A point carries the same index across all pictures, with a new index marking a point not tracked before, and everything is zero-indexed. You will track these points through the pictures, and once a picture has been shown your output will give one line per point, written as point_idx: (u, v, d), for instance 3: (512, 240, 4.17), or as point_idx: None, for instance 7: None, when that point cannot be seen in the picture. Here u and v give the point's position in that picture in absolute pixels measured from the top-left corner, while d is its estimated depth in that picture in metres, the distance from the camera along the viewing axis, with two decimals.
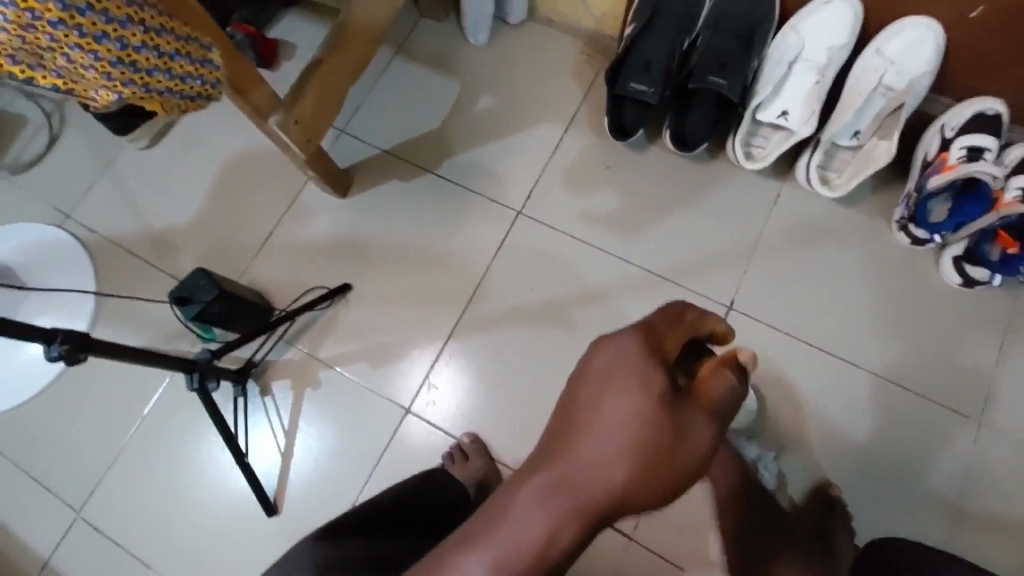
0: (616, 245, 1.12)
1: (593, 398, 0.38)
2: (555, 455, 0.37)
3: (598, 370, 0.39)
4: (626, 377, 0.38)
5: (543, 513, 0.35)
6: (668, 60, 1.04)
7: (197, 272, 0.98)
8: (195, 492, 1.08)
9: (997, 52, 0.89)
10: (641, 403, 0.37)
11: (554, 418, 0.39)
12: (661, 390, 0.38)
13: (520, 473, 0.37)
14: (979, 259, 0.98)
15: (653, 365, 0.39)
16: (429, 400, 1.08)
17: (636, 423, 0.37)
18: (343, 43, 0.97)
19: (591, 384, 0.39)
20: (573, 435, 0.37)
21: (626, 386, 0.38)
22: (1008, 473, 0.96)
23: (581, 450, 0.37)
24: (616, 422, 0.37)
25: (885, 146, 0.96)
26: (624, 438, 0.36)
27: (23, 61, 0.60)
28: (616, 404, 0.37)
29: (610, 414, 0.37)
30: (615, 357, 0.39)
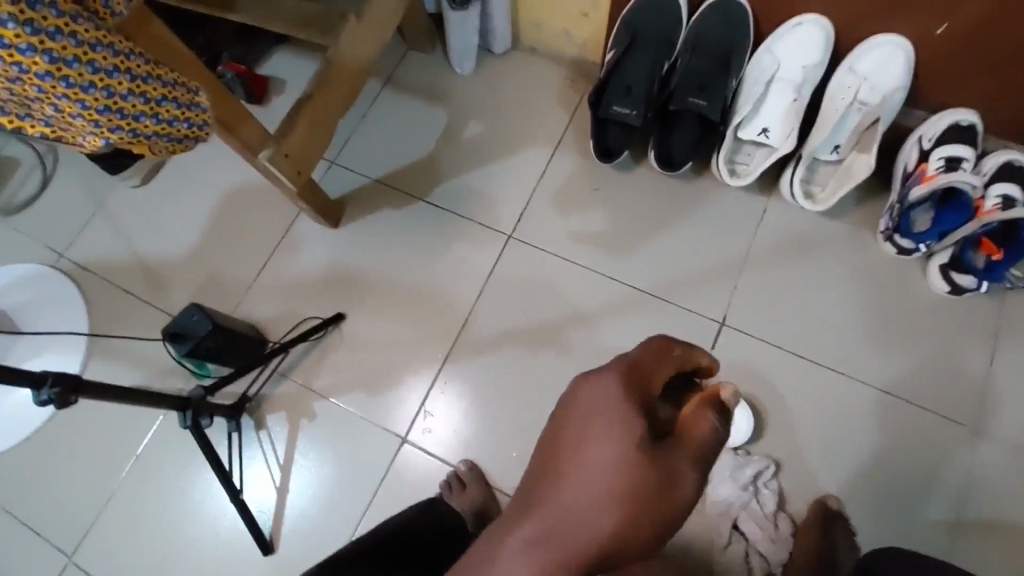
0: (607, 264, 1.13)
1: (579, 443, 0.43)
2: (545, 501, 0.42)
3: (582, 417, 0.44)
4: (606, 422, 0.43)
5: (533, 558, 0.39)
6: (650, 84, 1.06)
7: (190, 308, 0.98)
8: (189, 530, 1.06)
9: (968, 66, 0.92)
10: (622, 447, 0.42)
11: (545, 464, 0.44)
12: (639, 432, 0.43)
13: (517, 519, 0.42)
14: (965, 267, 0.99)
15: (634, 409, 0.44)
16: (426, 428, 1.07)
17: (618, 467, 0.41)
18: (330, 78, 0.98)
19: (576, 430, 0.44)
20: (559, 479, 0.42)
21: (608, 430, 0.43)
22: (1009, 479, 0.95)
23: (567, 492, 0.41)
24: (598, 466, 0.41)
25: (864, 159, 0.99)
26: (607, 481, 0.41)
27: (13, 111, 0.62)
28: (598, 450, 0.42)
29: (593, 460, 0.42)
30: (598, 403, 0.44)
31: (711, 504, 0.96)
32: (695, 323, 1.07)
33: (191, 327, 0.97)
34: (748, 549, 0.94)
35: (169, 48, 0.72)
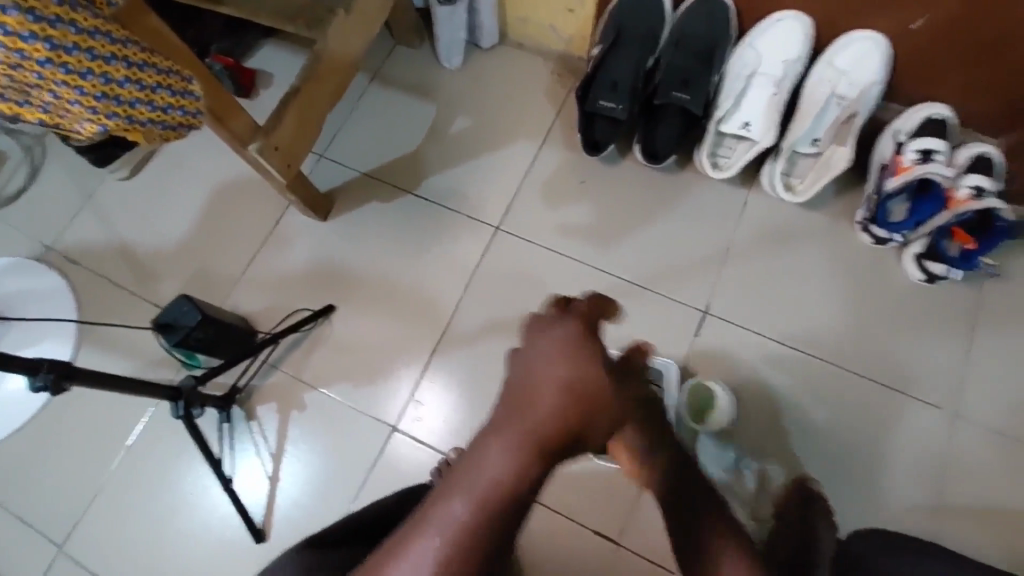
0: (593, 255, 1.15)
1: (547, 372, 0.51)
2: (520, 416, 0.51)
3: (550, 351, 0.52)
4: (561, 352, 0.52)
5: (511, 456, 0.49)
6: (635, 79, 1.08)
7: (180, 299, 0.99)
8: (181, 520, 1.07)
9: (942, 62, 0.95)
10: (576, 371, 0.51)
11: (511, 390, 0.53)
12: (589, 359, 0.52)
13: (496, 430, 0.51)
14: (939, 255, 1.02)
15: (583, 342, 0.53)
16: (415, 417, 1.09)
17: (579, 388, 0.51)
18: (319, 73, 0.99)
19: (537, 360, 0.53)
20: (533, 398, 0.51)
21: (563, 358, 0.52)
22: (979, 460, 0.99)
23: (533, 408, 0.51)
24: (558, 386, 0.51)
25: (841, 151, 1.01)
26: (571, 399, 0.51)
27: (11, 99, 0.62)
28: (556, 373, 0.51)
29: (553, 382, 0.51)
30: (553, 338, 0.53)
31: None
32: (679, 312, 1.10)
33: (181, 317, 0.97)
34: None
35: (167, 47, 0.72)
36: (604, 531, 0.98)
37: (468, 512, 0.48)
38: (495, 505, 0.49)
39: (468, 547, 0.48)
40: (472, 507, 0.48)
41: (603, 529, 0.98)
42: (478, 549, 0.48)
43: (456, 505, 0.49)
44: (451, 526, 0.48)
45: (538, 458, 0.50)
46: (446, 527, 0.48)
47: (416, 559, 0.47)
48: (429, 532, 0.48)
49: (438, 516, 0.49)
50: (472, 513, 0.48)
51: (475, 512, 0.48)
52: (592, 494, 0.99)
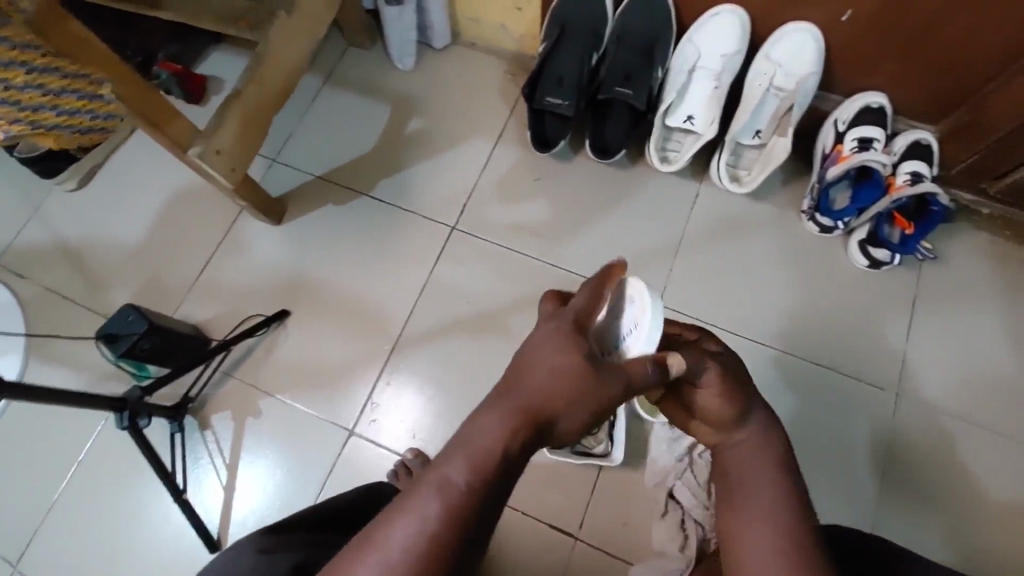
0: (547, 251, 1.15)
1: (540, 352, 0.52)
2: (515, 391, 0.51)
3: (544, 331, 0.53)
4: (558, 329, 0.53)
5: (508, 424, 0.49)
6: (580, 75, 1.09)
7: (125, 309, 0.97)
8: (135, 533, 1.05)
9: (875, 54, 0.97)
10: (573, 346, 0.52)
11: (509, 366, 0.53)
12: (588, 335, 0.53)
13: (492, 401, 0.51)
14: (881, 241, 1.05)
15: (581, 321, 0.54)
16: (372, 419, 1.08)
17: (572, 369, 0.51)
18: (260, 75, 0.98)
19: (534, 339, 0.53)
20: (527, 374, 0.51)
21: (560, 334, 0.52)
22: (926, 439, 1.01)
23: (531, 382, 0.51)
24: (554, 361, 0.51)
25: (783, 142, 1.03)
26: (561, 380, 0.51)
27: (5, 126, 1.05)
28: (552, 349, 0.52)
29: (551, 354, 0.51)
30: (551, 318, 0.54)
31: (647, 475, 0.97)
32: None
33: (127, 327, 0.96)
34: (684, 517, 0.91)
35: (89, 55, 0.75)
36: (563, 525, 0.98)
37: (461, 475, 0.47)
38: (493, 470, 0.48)
39: (464, 511, 0.47)
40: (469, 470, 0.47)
41: (561, 524, 0.98)
42: (473, 513, 0.47)
43: (453, 467, 0.48)
44: (446, 487, 0.47)
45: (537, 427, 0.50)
46: (443, 489, 0.47)
47: (410, 518, 0.46)
48: (425, 494, 0.47)
49: (434, 477, 0.48)
50: (470, 475, 0.47)
51: (472, 476, 0.47)
52: (548, 489, 1.00)
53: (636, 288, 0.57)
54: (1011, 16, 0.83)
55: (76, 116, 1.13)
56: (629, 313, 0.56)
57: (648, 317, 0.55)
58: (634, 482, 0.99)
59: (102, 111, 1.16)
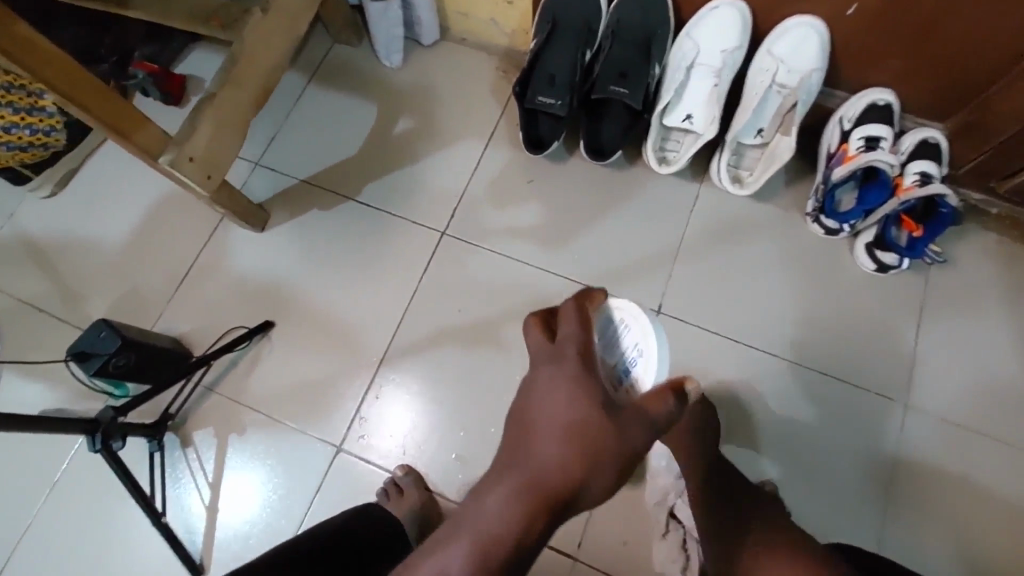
0: (541, 257, 1.11)
1: (545, 409, 0.49)
2: (522, 458, 0.49)
3: (547, 386, 0.50)
4: (562, 387, 0.49)
5: (512, 502, 0.47)
6: (573, 72, 1.04)
7: (98, 325, 0.93)
8: (115, 557, 1.01)
9: (880, 49, 0.93)
10: (580, 408, 0.49)
11: (514, 426, 0.51)
12: (595, 392, 0.49)
13: (499, 469, 0.49)
14: (888, 244, 1.00)
15: (588, 376, 0.50)
16: (361, 435, 1.04)
17: (578, 430, 0.48)
18: (236, 77, 0.94)
19: (537, 394, 0.50)
20: (533, 438, 0.49)
21: (565, 393, 0.49)
22: (935, 450, 0.98)
23: (536, 451, 0.48)
24: (558, 424, 0.48)
25: (786, 141, 0.99)
26: (569, 444, 0.48)
27: None
28: (557, 411, 0.49)
29: (553, 423, 0.49)
30: (552, 367, 0.50)
31: (647, 493, 0.92)
32: None
33: (100, 344, 0.92)
34: (686, 536, 0.88)
35: (41, 59, 0.73)
36: (560, 545, 0.94)
37: (465, 556, 0.46)
38: (498, 556, 0.46)
39: None
40: (471, 556, 0.46)
41: (558, 543, 0.94)
42: None
43: (457, 547, 0.46)
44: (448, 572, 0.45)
45: (546, 506, 0.47)
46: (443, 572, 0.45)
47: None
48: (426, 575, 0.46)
49: (437, 558, 0.46)
50: (473, 560, 0.45)
51: (476, 558, 0.46)
52: None
53: (628, 312, 0.57)
54: (1016, 14, 0.79)
55: (11, 131, 1.06)
56: (628, 338, 0.57)
57: (650, 339, 0.56)
58: (633, 498, 0.95)
59: (44, 126, 1.10)
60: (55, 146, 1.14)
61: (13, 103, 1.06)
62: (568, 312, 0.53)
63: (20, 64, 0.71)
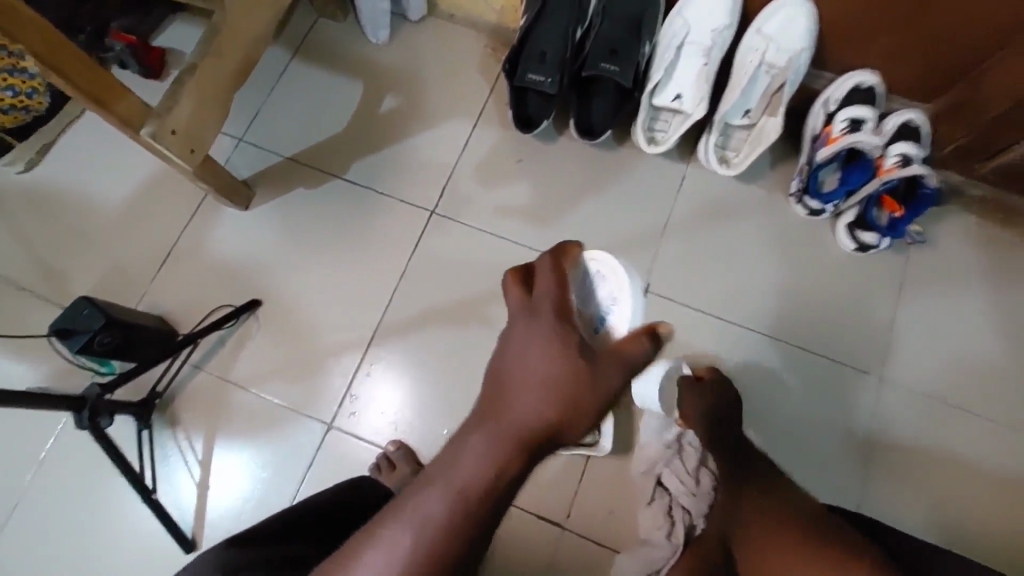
0: (530, 236, 1.11)
1: (522, 363, 0.50)
2: (501, 411, 0.49)
3: (524, 341, 0.51)
4: (539, 338, 0.50)
5: (489, 451, 0.48)
6: (563, 50, 1.03)
7: (82, 302, 0.92)
8: (103, 535, 1.01)
9: (866, 30, 0.93)
10: (557, 361, 0.50)
11: (491, 378, 0.51)
12: (571, 345, 0.50)
13: (475, 420, 0.50)
14: (869, 224, 1.03)
15: (565, 328, 0.51)
16: (352, 412, 1.05)
17: (554, 382, 0.49)
18: (218, 49, 0.91)
19: (514, 348, 0.51)
20: (511, 390, 0.49)
21: (541, 346, 0.50)
22: (908, 422, 1.02)
23: (513, 400, 0.49)
24: (537, 373, 0.49)
25: (774, 122, 1.01)
26: (546, 395, 0.49)
27: None
28: (534, 364, 0.50)
29: (530, 377, 0.49)
30: (530, 322, 0.51)
31: (636, 463, 0.96)
32: None
33: (83, 322, 0.91)
34: (671, 504, 0.91)
35: (24, 26, 0.70)
36: (549, 515, 0.96)
37: (443, 501, 0.46)
38: (475, 500, 0.47)
39: (444, 544, 0.46)
40: (450, 500, 0.46)
41: (547, 514, 0.96)
42: (452, 544, 0.46)
43: (433, 494, 0.47)
44: (425, 521, 0.46)
45: (520, 453, 0.48)
46: (418, 522, 0.46)
47: (387, 555, 0.45)
48: (401, 523, 0.46)
49: (415, 504, 0.47)
50: (450, 504, 0.46)
51: (454, 503, 0.46)
52: (534, 480, 0.98)
53: (605, 265, 0.60)
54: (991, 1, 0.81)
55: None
56: (605, 287, 0.60)
57: (623, 285, 0.60)
58: (621, 470, 0.97)
59: (24, 88, 1.09)
60: (36, 109, 1.13)
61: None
62: (543, 268, 0.53)
63: (13, 39, 0.70)
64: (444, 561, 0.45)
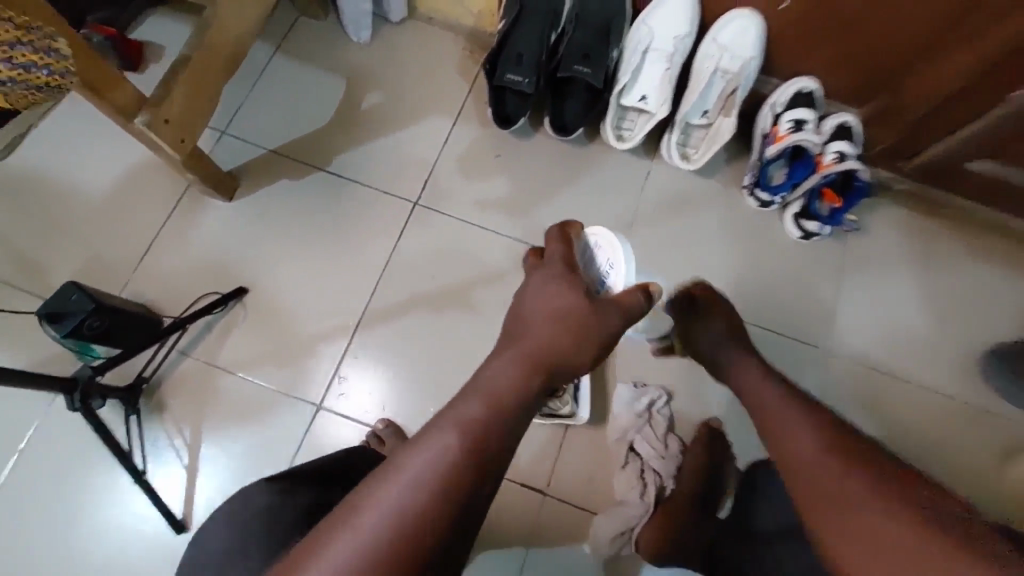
0: (508, 225, 1.19)
1: (539, 301, 0.57)
2: (522, 338, 0.55)
3: (540, 288, 0.59)
4: (553, 282, 0.59)
5: (516, 367, 0.52)
6: (539, 52, 1.11)
7: (70, 287, 0.92)
8: (87, 523, 1.00)
9: (806, 41, 1.05)
10: (569, 298, 0.57)
11: (511, 318, 0.58)
12: (580, 288, 0.59)
13: (499, 348, 0.55)
14: (811, 214, 1.15)
15: (574, 278, 0.60)
16: (340, 394, 1.09)
17: (568, 314, 0.56)
18: (210, 42, 0.94)
19: (532, 293, 0.58)
20: (531, 321, 0.56)
21: (555, 288, 0.58)
22: (849, 391, 1.14)
23: (534, 329, 0.55)
24: (554, 308, 0.56)
25: (728, 122, 1.12)
26: (561, 324, 0.56)
27: None
28: (549, 301, 0.57)
29: (548, 311, 0.56)
30: (544, 274, 0.60)
31: (610, 431, 1.04)
32: None
33: (72, 307, 0.91)
34: (643, 467, 1.02)
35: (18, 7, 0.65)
36: (531, 484, 1.03)
37: (480, 407, 0.49)
38: (508, 406, 0.50)
39: (483, 444, 0.48)
40: (486, 406, 0.49)
41: (530, 483, 1.03)
42: (489, 445, 0.48)
43: (470, 403, 0.49)
44: (464, 424, 0.48)
45: (542, 372, 0.53)
46: (458, 427, 0.48)
47: (428, 451, 0.46)
48: (441, 428, 0.48)
49: (450, 414, 0.49)
50: (484, 409, 0.49)
51: (488, 410, 0.49)
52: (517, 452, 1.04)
53: (598, 236, 0.68)
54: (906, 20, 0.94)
55: None
56: (601, 256, 0.68)
57: (616, 251, 0.67)
58: (598, 440, 1.05)
59: None
60: None
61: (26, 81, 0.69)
62: (553, 237, 0.64)
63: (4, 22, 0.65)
64: (481, 462, 0.47)
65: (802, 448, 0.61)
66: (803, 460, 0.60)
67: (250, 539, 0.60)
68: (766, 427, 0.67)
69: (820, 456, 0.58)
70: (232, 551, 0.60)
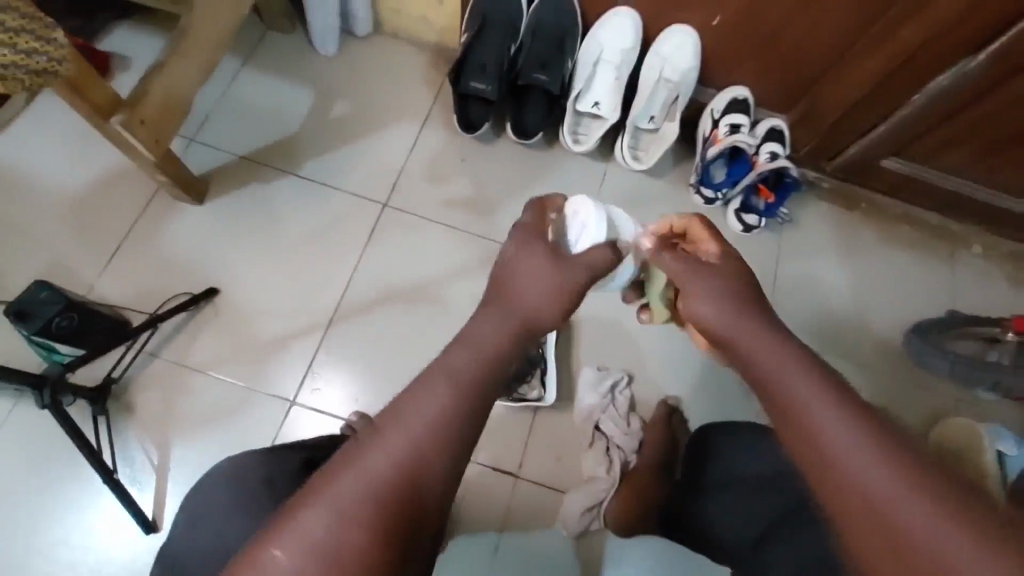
0: (474, 224, 1.25)
1: (519, 264, 0.61)
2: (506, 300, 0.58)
3: (520, 252, 0.62)
4: (533, 248, 0.63)
5: (499, 327, 0.55)
6: (499, 63, 1.20)
7: (37, 286, 0.93)
8: (57, 523, 1.00)
9: (737, 53, 1.18)
10: (547, 263, 0.62)
11: (495, 282, 0.61)
12: (556, 254, 0.63)
13: (485, 309, 0.58)
14: (750, 209, 1.27)
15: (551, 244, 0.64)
16: (314, 388, 1.11)
17: (546, 278, 0.60)
18: (184, 49, 0.98)
19: (514, 257, 0.62)
20: (512, 285, 0.59)
21: (534, 253, 0.62)
22: None
23: (516, 291, 0.59)
24: (533, 271, 0.61)
25: (672, 126, 1.24)
26: (540, 286, 0.60)
27: None
28: (530, 264, 0.61)
29: (527, 273, 0.60)
30: (525, 239, 0.64)
31: (577, 413, 1.10)
32: None
33: (40, 307, 0.92)
34: (609, 444, 1.08)
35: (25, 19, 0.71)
36: (504, 467, 1.07)
37: (468, 363, 0.51)
38: (492, 363, 0.52)
39: (471, 397, 0.49)
40: (474, 362, 0.51)
41: (502, 466, 1.07)
42: (477, 400, 0.50)
43: (457, 359, 0.51)
44: (453, 378, 0.50)
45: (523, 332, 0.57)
46: (448, 380, 0.49)
47: (422, 404, 0.47)
48: (430, 382, 0.49)
49: (440, 367, 0.50)
50: (474, 363, 0.51)
51: (476, 365, 0.51)
52: (489, 436, 1.09)
53: (575, 203, 0.67)
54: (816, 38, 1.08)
55: None
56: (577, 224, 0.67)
57: (591, 213, 0.66)
58: (566, 421, 1.11)
59: None
60: None
61: (27, 67, 0.71)
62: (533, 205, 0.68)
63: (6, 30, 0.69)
64: (473, 414, 0.49)
65: (873, 489, 0.41)
66: (873, 503, 0.41)
67: (254, 492, 0.64)
68: (802, 458, 0.45)
69: (899, 501, 0.40)
70: (237, 505, 0.64)
